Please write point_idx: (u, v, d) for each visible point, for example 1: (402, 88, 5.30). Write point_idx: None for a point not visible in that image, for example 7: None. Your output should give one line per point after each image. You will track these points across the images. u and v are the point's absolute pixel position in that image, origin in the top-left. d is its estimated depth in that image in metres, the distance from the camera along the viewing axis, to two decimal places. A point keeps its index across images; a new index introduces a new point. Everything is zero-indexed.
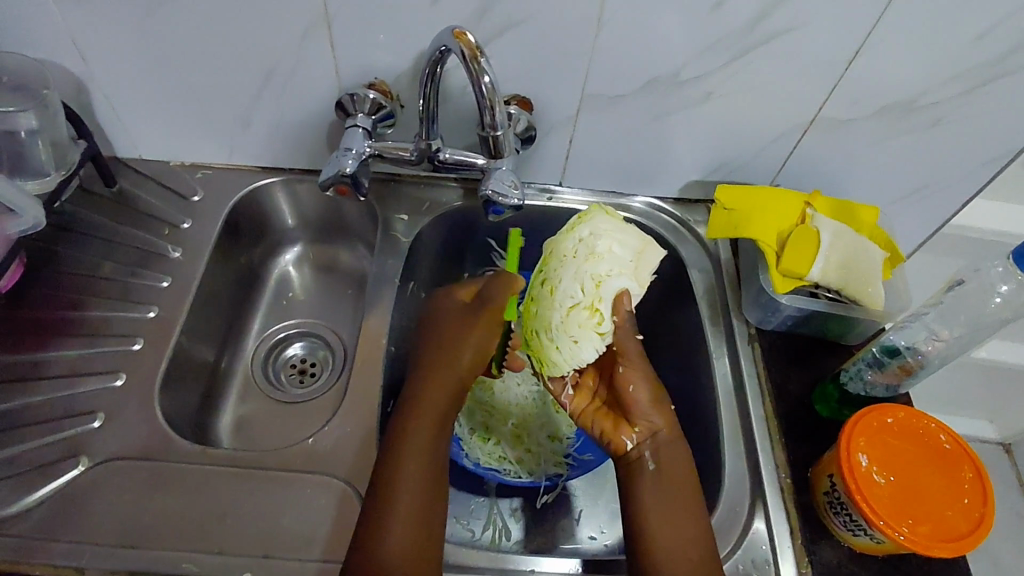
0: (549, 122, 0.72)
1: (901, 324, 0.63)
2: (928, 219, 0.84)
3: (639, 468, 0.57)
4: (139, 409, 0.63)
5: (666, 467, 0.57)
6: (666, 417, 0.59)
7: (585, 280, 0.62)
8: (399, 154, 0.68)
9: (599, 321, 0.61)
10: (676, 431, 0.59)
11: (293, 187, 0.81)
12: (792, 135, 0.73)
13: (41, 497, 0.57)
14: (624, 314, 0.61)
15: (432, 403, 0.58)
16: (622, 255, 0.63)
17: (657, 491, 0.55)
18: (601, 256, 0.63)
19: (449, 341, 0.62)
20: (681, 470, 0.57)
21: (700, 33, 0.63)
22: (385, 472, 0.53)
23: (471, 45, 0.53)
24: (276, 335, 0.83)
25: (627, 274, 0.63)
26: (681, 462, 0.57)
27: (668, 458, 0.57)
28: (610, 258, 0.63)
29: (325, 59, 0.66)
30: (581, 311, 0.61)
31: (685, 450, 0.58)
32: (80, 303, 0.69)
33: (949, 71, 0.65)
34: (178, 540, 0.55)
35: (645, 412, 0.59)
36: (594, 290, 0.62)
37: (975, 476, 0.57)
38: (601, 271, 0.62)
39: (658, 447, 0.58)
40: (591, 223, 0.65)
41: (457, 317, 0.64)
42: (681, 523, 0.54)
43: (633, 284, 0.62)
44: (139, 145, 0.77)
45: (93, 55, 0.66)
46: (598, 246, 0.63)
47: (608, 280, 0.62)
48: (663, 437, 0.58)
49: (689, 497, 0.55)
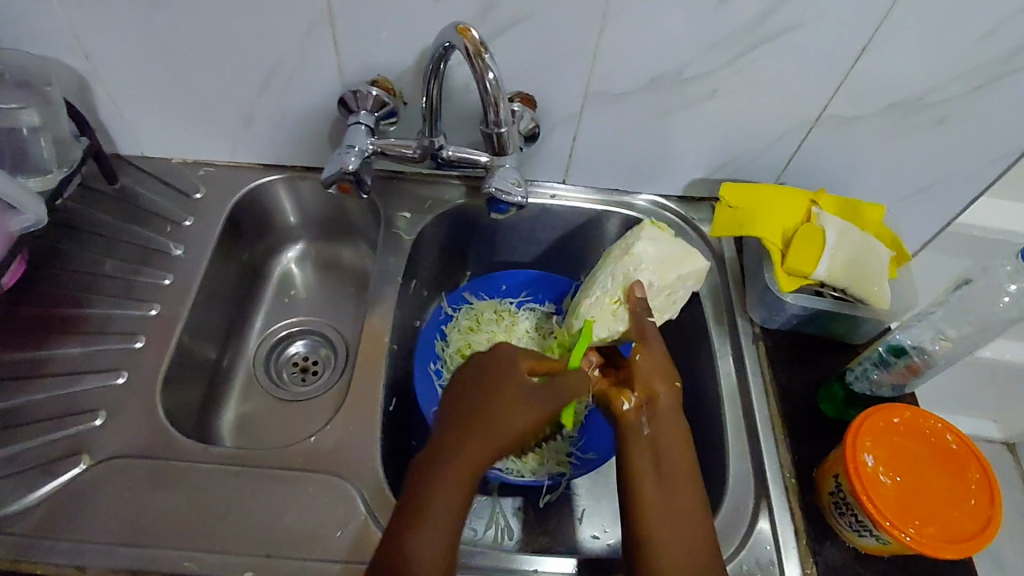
0: (552, 119, 0.72)
1: (908, 323, 0.62)
2: (935, 218, 0.83)
3: (634, 431, 0.56)
4: (141, 408, 0.63)
5: (661, 432, 0.56)
6: (667, 384, 0.59)
7: (615, 273, 0.67)
8: (402, 151, 0.67)
9: (618, 310, 0.66)
10: (675, 399, 0.58)
11: (295, 185, 0.81)
12: (797, 133, 0.72)
13: (44, 495, 0.56)
14: (638, 301, 0.65)
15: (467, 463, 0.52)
16: (655, 255, 0.67)
17: (651, 456, 0.54)
18: (634, 255, 0.67)
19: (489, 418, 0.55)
20: (676, 437, 0.56)
21: (705, 31, 0.62)
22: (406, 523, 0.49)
23: (475, 41, 0.53)
24: (279, 332, 0.83)
25: (654, 271, 0.66)
26: (676, 427, 0.56)
27: (662, 424, 0.57)
28: (645, 258, 0.67)
29: (328, 55, 0.66)
30: (604, 298, 0.67)
31: (681, 416, 0.58)
32: (81, 300, 0.69)
33: (957, 69, 0.64)
34: (180, 538, 0.55)
35: (647, 376, 0.59)
36: (619, 280, 0.67)
37: (982, 477, 0.56)
38: (630, 267, 0.67)
39: (655, 412, 0.57)
40: (640, 233, 0.69)
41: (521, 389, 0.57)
42: (676, 492, 0.52)
43: (656, 281, 0.66)
44: (142, 142, 0.77)
45: (95, 51, 0.66)
46: (635, 247, 0.67)
47: (632, 273, 0.66)
48: (660, 402, 0.58)
49: (685, 465, 0.54)
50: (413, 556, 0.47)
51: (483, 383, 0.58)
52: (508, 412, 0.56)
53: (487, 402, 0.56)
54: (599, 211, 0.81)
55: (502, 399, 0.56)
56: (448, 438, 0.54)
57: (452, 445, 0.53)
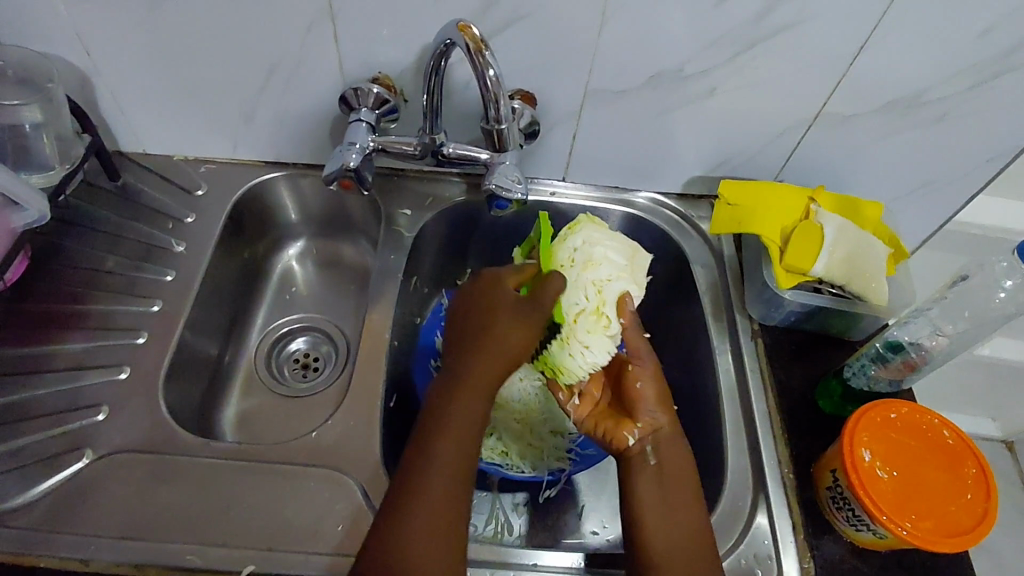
0: (552, 117, 0.72)
1: (904, 319, 0.63)
2: (932, 216, 0.83)
3: (640, 462, 0.57)
4: (143, 403, 0.63)
5: (666, 463, 0.57)
6: (669, 416, 0.60)
7: (588, 288, 0.64)
8: (403, 149, 0.67)
9: (607, 323, 0.63)
10: (676, 429, 0.60)
11: (296, 182, 0.81)
12: (795, 131, 0.73)
13: (47, 488, 0.57)
14: (629, 314, 0.64)
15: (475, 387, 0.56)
16: (618, 260, 0.66)
17: (658, 488, 0.56)
18: (598, 262, 0.65)
19: (491, 342, 0.59)
20: (681, 464, 0.57)
21: (704, 29, 0.63)
22: (418, 459, 0.52)
23: (476, 38, 0.53)
24: (280, 329, 0.83)
25: (627, 276, 0.66)
26: (681, 458, 0.58)
27: (668, 455, 0.58)
28: (608, 265, 0.65)
29: (329, 53, 0.66)
30: (589, 316, 0.63)
31: (686, 448, 0.59)
32: (83, 296, 0.69)
33: (953, 67, 0.65)
34: (183, 532, 0.55)
35: (649, 409, 0.60)
36: (598, 296, 0.64)
37: (979, 472, 0.57)
38: (600, 277, 0.65)
39: (659, 443, 0.58)
40: (582, 234, 0.67)
41: (509, 308, 0.61)
42: (678, 506, 0.55)
43: (632, 286, 0.66)
44: (144, 139, 0.78)
45: (97, 49, 0.66)
46: (595, 254, 0.66)
47: (609, 284, 0.64)
48: (664, 434, 0.59)
49: (691, 494, 0.56)
50: (421, 504, 0.50)
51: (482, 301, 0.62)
52: (506, 330, 0.59)
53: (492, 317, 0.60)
54: (600, 208, 0.81)
55: (497, 320, 0.60)
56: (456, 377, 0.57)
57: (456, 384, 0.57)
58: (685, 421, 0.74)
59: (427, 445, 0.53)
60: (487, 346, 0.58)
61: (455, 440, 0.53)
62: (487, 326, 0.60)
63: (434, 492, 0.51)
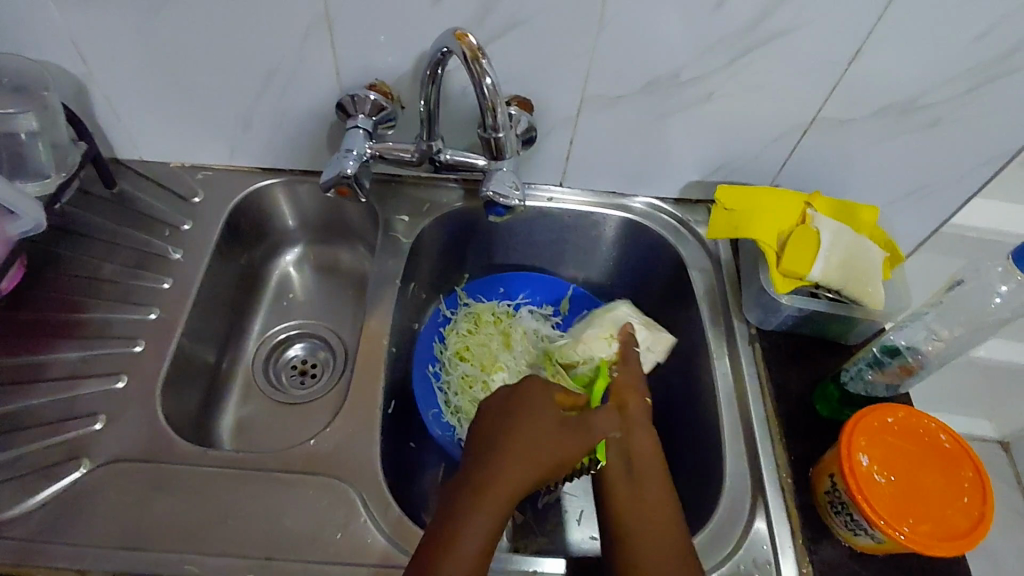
0: (549, 123, 0.72)
1: (901, 324, 0.63)
2: (928, 219, 0.84)
3: (606, 437, 0.61)
4: (141, 412, 0.63)
5: (630, 437, 0.60)
6: (636, 395, 0.64)
7: (604, 319, 0.75)
8: (400, 155, 0.68)
9: (611, 341, 0.72)
10: (644, 407, 0.63)
11: (293, 188, 0.81)
12: (791, 136, 0.73)
13: (46, 498, 0.57)
14: (627, 335, 0.72)
15: (507, 472, 0.53)
16: (628, 312, 0.76)
17: (624, 458, 0.58)
18: (615, 312, 0.76)
19: (505, 464, 0.53)
20: (647, 440, 0.60)
21: (700, 35, 0.63)
22: (444, 541, 0.49)
23: (473, 46, 0.53)
24: (277, 336, 0.83)
25: (632, 317, 0.75)
26: (645, 430, 0.61)
27: (633, 426, 0.61)
28: (621, 312, 0.76)
29: (326, 60, 0.66)
30: (598, 330, 0.74)
31: (648, 421, 0.62)
32: (81, 304, 0.69)
33: (947, 72, 0.65)
34: (181, 541, 0.55)
35: (619, 390, 0.65)
36: (608, 325, 0.74)
37: (975, 476, 0.57)
38: (614, 317, 0.75)
39: (624, 417, 0.62)
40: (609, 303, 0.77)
41: (549, 397, 0.60)
42: (649, 488, 0.56)
43: (636, 322, 0.75)
44: (141, 147, 0.77)
45: (93, 57, 0.66)
46: (613, 307, 0.76)
47: (618, 320, 0.75)
48: (629, 408, 0.63)
49: (657, 464, 0.58)
50: None
51: (514, 392, 0.61)
52: (543, 416, 0.58)
53: (523, 404, 0.59)
54: (597, 213, 0.81)
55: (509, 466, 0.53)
56: (490, 457, 0.54)
57: (493, 464, 0.54)
58: (682, 427, 0.74)
59: (457, 520, 0.50)
60: (481, 508, 0.50)
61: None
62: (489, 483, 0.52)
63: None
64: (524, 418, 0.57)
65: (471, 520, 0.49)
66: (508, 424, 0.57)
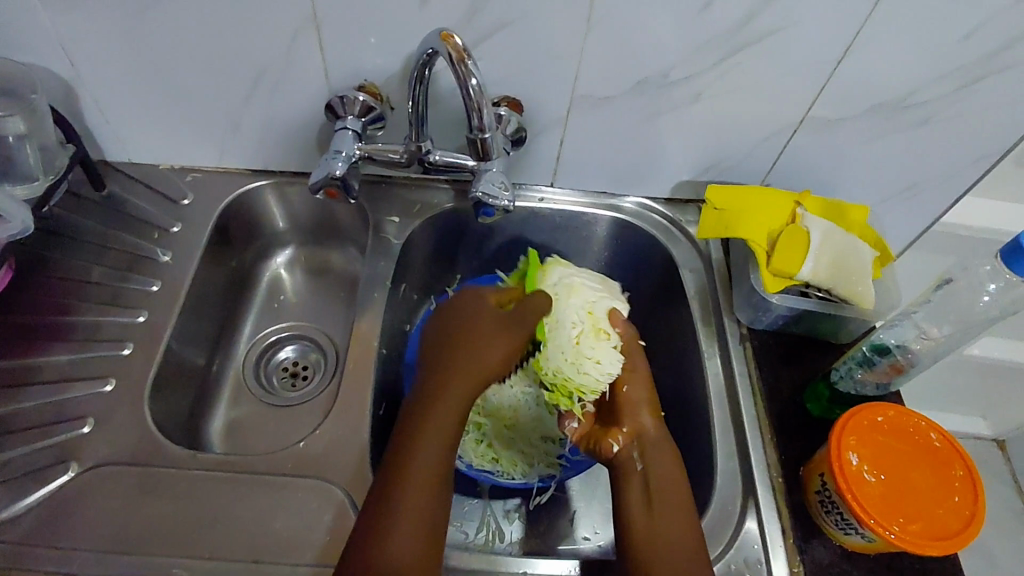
0: (539, 123, 0.72)
1: (891, 322, 0.63)
2: (919, 217, 0.84)
3: (628, 469, 0.59)
4: (129, 415, 0.63)
5: (652, 468, 0.58)
6: (654, 418, 0.62)
7: (580, 310, 0.67)
8: (389, 156, 0.68)
9: (607, 337, 0.66)
10: (662, 431, 0.61)
11: (283, 190, 0.81)
12: (781, 135, 0.73)
13: (34, 502, 0.56)
14: (623, 325, 0.68)
15: (454, 388, 0.58)
16: (592, 283, 0.70)
17: (644, 489, 0.57)
18: (580, 289, 0.69)
19: (450, 381, 0.59)
20: (670, 469, 0.58)
21: (689, 35, 0.63)
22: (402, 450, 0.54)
23: (459, 47, 0.53)
24: (268, 338, 0.83)
25: (608, 296, 0.70)
26: (666, 458, 0.59)
27: (654, 456, 0.59)
28: (587, 290, 0.69)
29: (314, 61, 0.66)
30: (588, 333, 0.66)
31: (672, 448, 0.60)
32: (69, 307, 0.69)
33: (936, 71, 0.65)
34: (170, 545, 0.55)
35: (634, 411, 0.63)
36: (590, 315, 0.67)
37: (966, 474, 0.57)
38: (588, 299, 0.68)
39: (644, 445, 0.60)
40: (558, 273, 0.70)
41: (488, 316, 0.65)
42: (670, 521, 0.54)
43: (619, 303, 0.70)
44: (130, 149, 0.77)
45: (81, 59, 0.66)
46: (572, 282, 0.69)
47: (598, 304, 0.68)
48: (648, 435, 0.61)
49: (679, 493, 0.56)
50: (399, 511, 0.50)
51: (458, 317, 0.65)
52: (484, 334, 0.63)
53: (465, 327, 0.64)
54: (588, 213, 0.81)
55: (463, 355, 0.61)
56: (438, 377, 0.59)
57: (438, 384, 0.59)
58: (674, 427, 0.74)
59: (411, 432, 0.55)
60: (443, 390, 0.58)
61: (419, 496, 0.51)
62: (448, 371, 0.60)
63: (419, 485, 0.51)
64: (469, 338, 0.62)
65: (425, 436, 0.54)
66: (449, 342, 0.63)
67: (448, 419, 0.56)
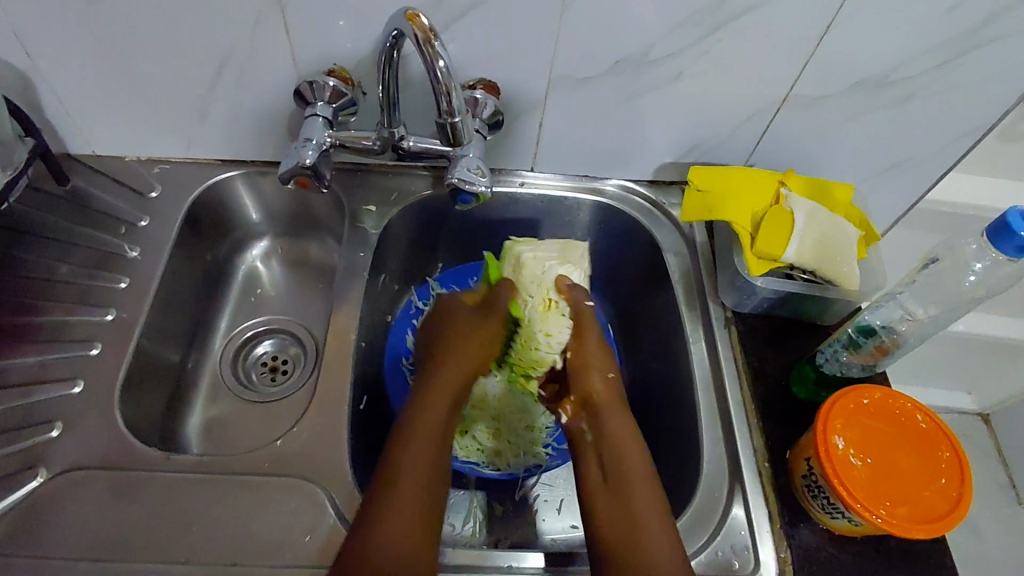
0: (516, 106, 0.70)
1: (875, 303, 0.62)
2: (905, 194, 0.83)
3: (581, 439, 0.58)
4: (99, 418, 0.61)
5: (603, 438, 0.57)
6: (603, 383, 0.61)
7: (530, 286, 0.64)
8: (361, 143, 0.65)
9: (557, 308, 0.63)
10: (613, 396, 0.60)
11: (255, 180, 0.78)
12: (764, 115, 0.72)
13: (2, 510, 0.55)
14: (569, 290, 0.63)
15: (448, 373, 0.61)
16: (547, 252, 0.66)
17: (600, 463, 0.56)
18: (529, 265, 0.65)
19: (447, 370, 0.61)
20: (628, 443, 0.56)
21: (668, 11, 0.61)
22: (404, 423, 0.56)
23: (425, 27, 0.51)
24: (245, 333, 0.81)
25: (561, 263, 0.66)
26: (625, 430, 0.57)
27: (605, 426, 0.58)
28: (537, 262, 0.65)
29: (281, 45, 0.64)
30: (538, 308, 0.63)
31: (627, 420, 0.58)
32: (35, 307, 0.67)
33: (919, 46, 0.63)
34: (142, 551, 0.53)
35: (580, 380, 0.61)
36: (542, 288, 0.64)
37: (952, 456, 0.56)
38: (537, 272, 0.65)
39: (591, 412, 0.59)
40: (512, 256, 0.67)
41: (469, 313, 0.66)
42: (631, 501, 0.53)
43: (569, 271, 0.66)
44: (93, 140, 0.74)
45: (34, 47, 0.63)
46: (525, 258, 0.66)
47: (548, 277, 0.64)
48: (594, 400, 0.59)
49: (645, 473, 0.54)
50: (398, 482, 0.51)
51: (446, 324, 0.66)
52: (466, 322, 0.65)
53: (453, 334, 0.64)
54: (570, 198, 0.80)
55: (449, 353, 0.62)
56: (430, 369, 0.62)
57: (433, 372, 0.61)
58: (659, 412, 0.73)
59: (411, 408, 0.58)
60: (443, 358, 0.62)
61: (427, 438, 0.55)
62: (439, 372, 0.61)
63: (413, 463, 0.53)
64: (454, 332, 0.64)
65: (425, 413, 0.57)
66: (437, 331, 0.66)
67: (447, 396, 0.59)
